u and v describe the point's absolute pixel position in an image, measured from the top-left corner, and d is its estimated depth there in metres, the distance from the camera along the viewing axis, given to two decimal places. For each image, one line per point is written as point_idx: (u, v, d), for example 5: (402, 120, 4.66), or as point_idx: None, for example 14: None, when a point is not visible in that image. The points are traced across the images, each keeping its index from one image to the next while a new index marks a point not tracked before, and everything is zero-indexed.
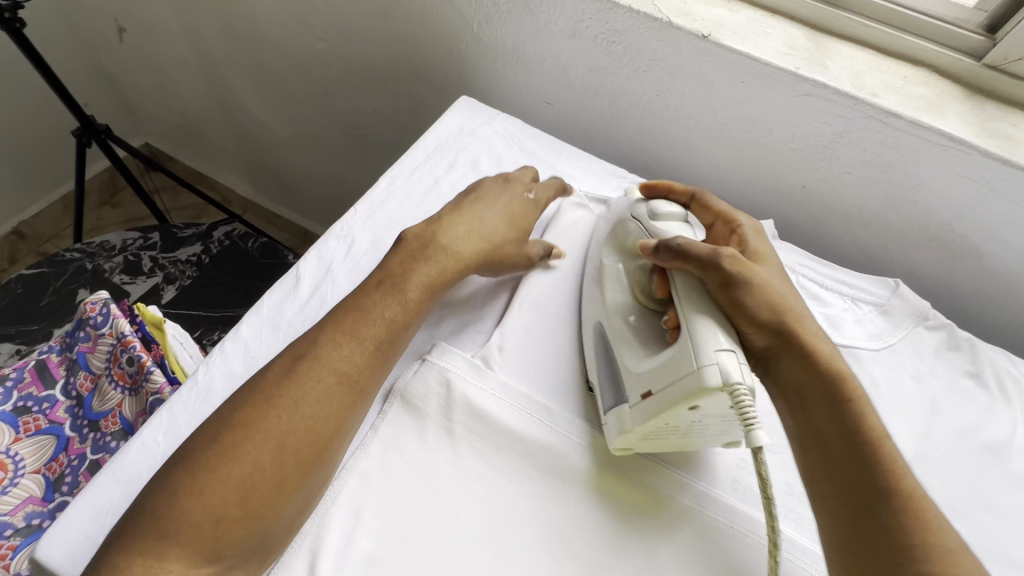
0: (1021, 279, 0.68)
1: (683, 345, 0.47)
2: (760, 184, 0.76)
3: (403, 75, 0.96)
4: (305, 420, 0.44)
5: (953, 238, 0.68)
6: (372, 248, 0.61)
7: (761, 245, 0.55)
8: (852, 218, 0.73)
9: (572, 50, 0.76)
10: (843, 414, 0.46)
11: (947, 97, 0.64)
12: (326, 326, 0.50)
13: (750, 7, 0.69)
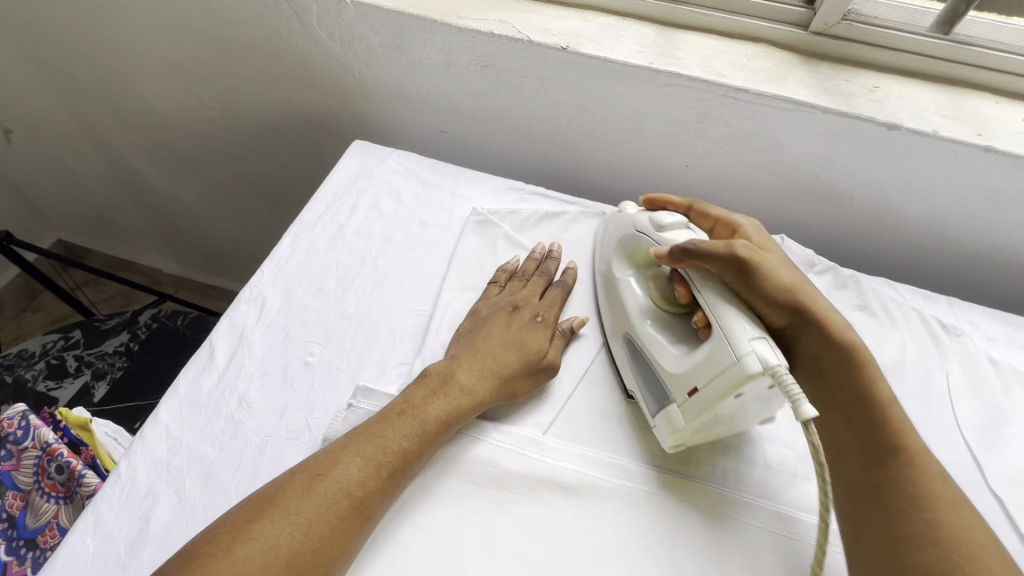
0: (888, 214, 0.75)
1: (717, 338, 0.49)
2: (651, 171, 0.81)
3: (303, 129, 0.98)
4: (309, 543, 0.42)
5: (824, 189, 0.75)
6: (284, 306, 0.62)
7: (764, 240, 0.59)
8: (736, 187, 0.79)
9: (452, 81, 0.79)
10: (870, 412, 0.49)
11: (785, 66, 0.70)
12: (342, 444, 0.48)
13: (602, 14, 0.75)
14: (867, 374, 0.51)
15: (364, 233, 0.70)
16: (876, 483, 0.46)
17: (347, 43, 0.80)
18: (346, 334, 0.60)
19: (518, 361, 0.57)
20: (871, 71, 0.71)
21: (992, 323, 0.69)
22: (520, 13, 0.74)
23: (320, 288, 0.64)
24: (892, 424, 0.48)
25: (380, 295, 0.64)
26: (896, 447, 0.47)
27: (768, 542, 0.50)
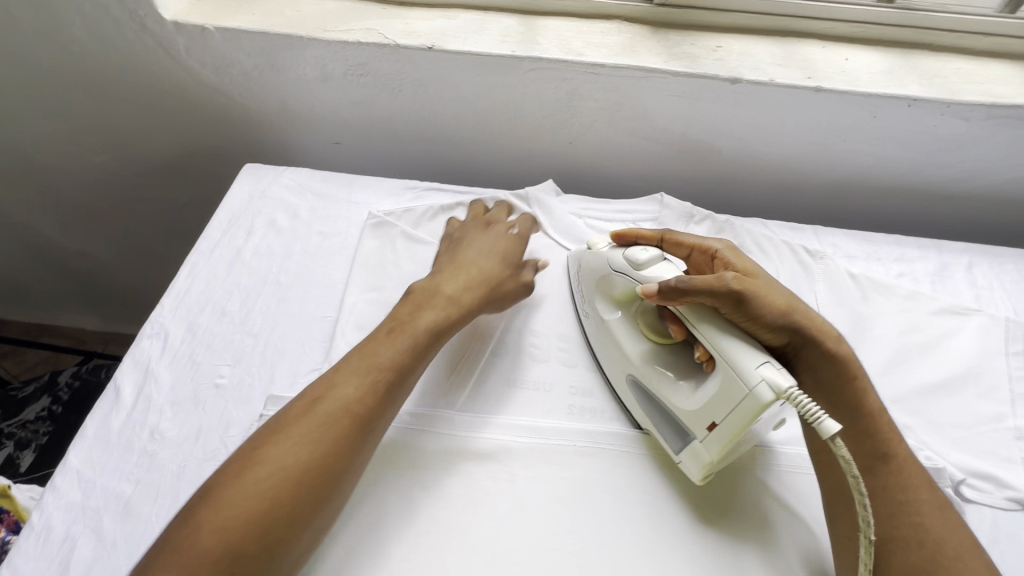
0: (749, 158, 0.83)
1: (725, 372, 0.50)
2: (538, 151, 0.86)
3: (200, 160, 0.97)
4: (320, 456, 0.46)
5: (693, 144, 0.82)
6: (189, 335, 0.63)
7: (746, 263, 0.58)
8: (616, 154, 0.85)
9: (334, 93, 0.81)
10: (863, 418, 0.53)
11: (636, 38, 0.76)
12: (340, 369, 0.52)
13: (466, 11, 0.79)
14: (861, 388, 0.54)
15: (261, 251, 0.70)
16: (837, 511, 0.51)
17: (222, 70, 0.81)
18: (254, 351, 0.61)
19: (493, 266, 0.65)
20: (717, 32, 0.77)
21: (847, 242, 0.78)
22: (384, 20, 0.76)
23: (224, 310, 0.65)
24: (882, 432, 0.53)
25: (285, 308, 0.65)
26: (885, 454, 0.52)
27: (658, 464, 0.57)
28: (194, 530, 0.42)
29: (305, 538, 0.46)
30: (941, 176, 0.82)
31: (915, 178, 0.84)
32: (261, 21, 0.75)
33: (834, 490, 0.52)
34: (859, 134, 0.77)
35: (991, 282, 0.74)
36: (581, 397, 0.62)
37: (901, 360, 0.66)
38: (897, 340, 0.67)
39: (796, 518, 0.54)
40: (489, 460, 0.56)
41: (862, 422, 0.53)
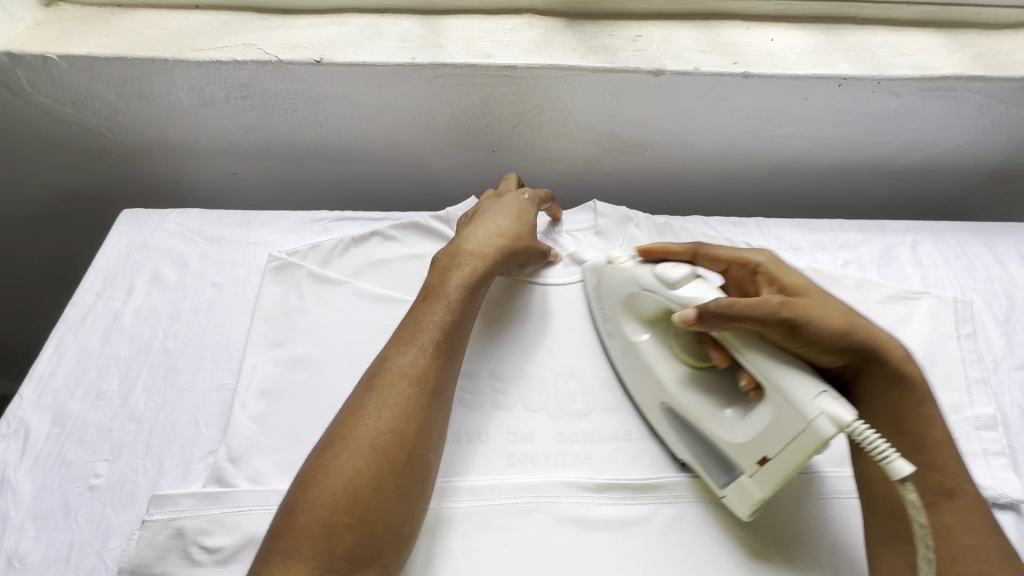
0: (797, 191, 0.92)
1: (778, 400, 0.48)
2: (620, 162, 0.85)
3: (266, 178, 0.87)
4: (389, 423, 0.48)
5: (756, 158, 0.85)
6: (275, 369, 0.61)
7: (795, 277, 0.55)
8: (692, 156, 0.84)
9: (430, 119, 0.77)
10: (924, 453, 0.50)
11: (723, 39, 0.75)
12: (389, 345, 0.54)
13: (558, 20, 0.76)
14: (924, 415, 0.51)
15: (348, 281, 0.68)
16: (932, 526, 0.47)
17: (318, 102, 0.75)
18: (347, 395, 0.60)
19: (511, 226, 0.66)
20: (772, 24, 0.77)
21: (893, 267, 0.77)
22: (484, 32, 0.74)
23: (316, 348, 0.63)
24: (944, 467, 0.49)
25: (377, 343, 0.64)
26: (951, 491, 0.48)
27: (746, 514, 0.54)
28: (312, 490, 0.45)
29: (431, 451, 0.50)
30: (962, 226, 0.83)
31: (942, 168, 0.88)
32: (362, 38, 0.72)
33: (926, 503, 0.48)
34: (908, 123, 0.79)
35: (936, 261, 0.78)
36: None
37: (957, 394, 0.64)
38: (965, 374, 0.66)
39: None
40: (577, 503, 0.54)
41: (925, 454, 0.50)
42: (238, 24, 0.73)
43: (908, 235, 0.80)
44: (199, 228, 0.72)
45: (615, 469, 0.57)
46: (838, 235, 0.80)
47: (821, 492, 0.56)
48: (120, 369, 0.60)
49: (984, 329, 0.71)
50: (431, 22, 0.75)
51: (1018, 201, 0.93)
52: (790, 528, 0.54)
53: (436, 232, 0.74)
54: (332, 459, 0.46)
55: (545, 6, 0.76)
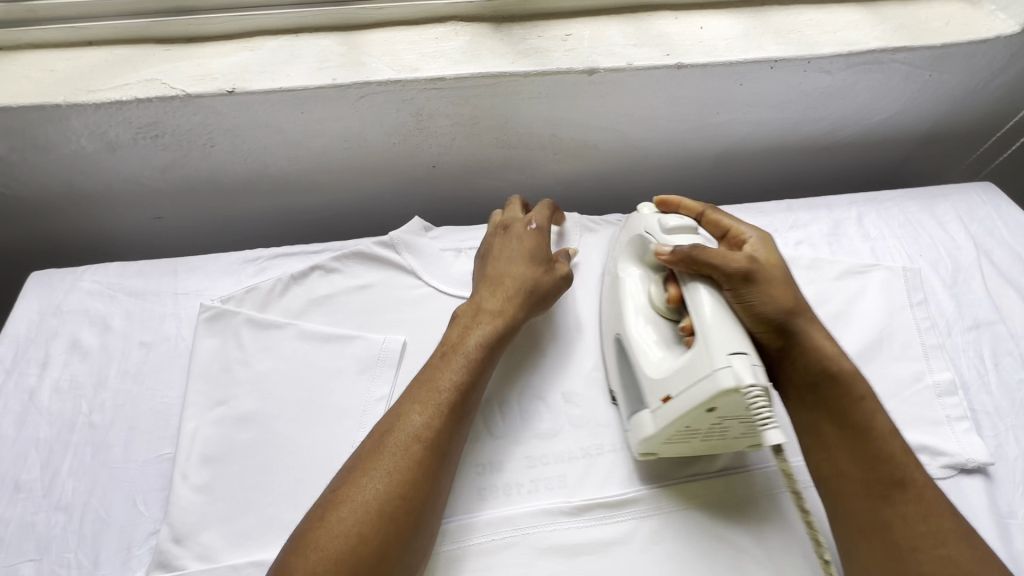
0: (743, 173, 0.92)
1: (699, 345, 0.48)
2: (565, 164, 0.83)
3: (194, 218, 0.81)
4: (396, 487, 0.46)
5: (700, 146, 0.85)
6: (217, 429, 0.56)
7: (773, 254, 0.56)
8: (637, 151, 0.83)
9: (362, 140, 0.73)
10: (871, 444, 0.48)
11: (654, 31, 0.74)
12: (401, 400, 0.52)
13: (484, 25, 0.73)
14: (867, 406, 0.50)
15: (291, 323, 0.63)
16: (887, 519, 0.45)
17: (237, 134, 0.70)
18: (299, 449, 0.55)
19: (527, 268, 0.61)
20: (700, 11, 0.77)
21: (843, 242, 0.77)
22: (407, 45, 0.70)
23: (262, 401, 0.58)
24: (892, 458, 0.47)
25: (327, 388, 0.59)
26: (901, 482, 0.46)
27: (727, 516, 0.53)
28: (309, 554, 0.43)
29: (435, 517, 0.49)
30: (902, 193, 0.85)
31: (878, 138, 0.90)
32: (277, 61, 0.68)
33: (878, 495, 0.46)
34: (841, 98, 0.80)
35: (882, 232, 0.79)
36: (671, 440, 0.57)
37: (917, 362, 0.65)
38: (922, 342, 0.67)
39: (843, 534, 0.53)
40: (555, 532, 0.52)
41: (870, 444, 0.48)
42: (137, 58, 0.68)
43: (854, 208, 0.81)
44: (120, 284, 0.66)
45: (591, 489, 0.54)
46: (788, 216, 0.80)
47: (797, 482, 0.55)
48: (40, 453, 0.54)
49: (934, 294, 0.72)
50: (351, 38, 0.71)
51: (950, 162, 0.96)
52: (773, 525, 0.53)
53: (380, 258, 0.70)
54: (333, 522, 0.44)
55: (469, 11, 0.73)
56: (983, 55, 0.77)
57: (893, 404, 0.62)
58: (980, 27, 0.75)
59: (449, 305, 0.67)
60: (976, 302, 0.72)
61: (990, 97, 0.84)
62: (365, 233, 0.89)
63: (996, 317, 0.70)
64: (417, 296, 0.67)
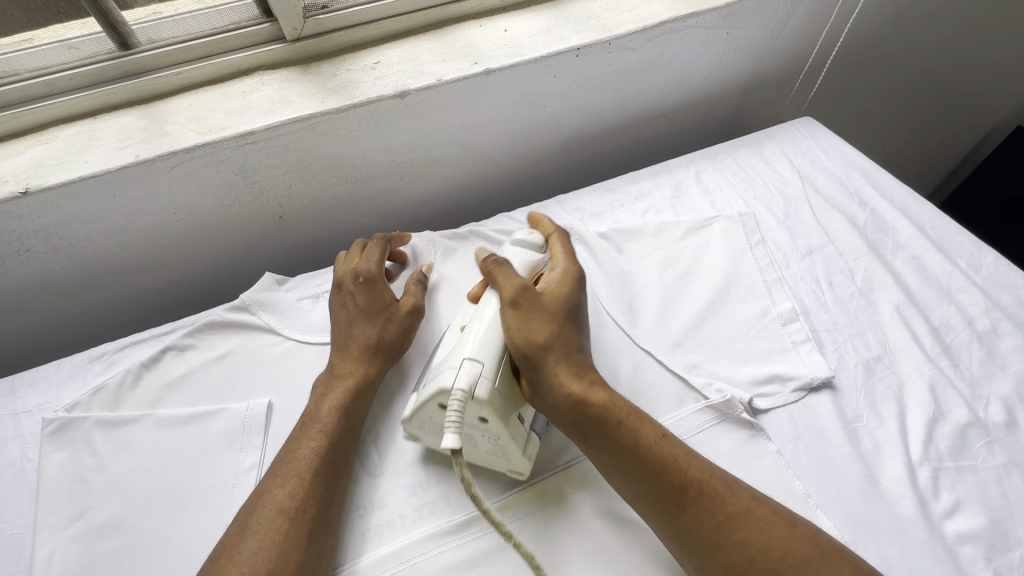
0: (593, 155, 0.96)
1: (455, 347, 0.54)
2: (415, 185, 0.84)
3: (34, 326, 0.76)
4: (262, 567, 0.45)
5: (541, 140, 0.88)
6: (75, 547, 0.53)
7: (567, 290, 0.58)
8: (481, 158, 0.85)
9: (192, 208, 0.71)
10: (644, 460, 0.48)
11: (461, 42, 0.76)
12: (264, 480, 0.52)
13: (292, 69, 0.73)
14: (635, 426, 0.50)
15: (147, 413, 0.61)
16: (687, 526, 0.46)
17: (51, 233, 0.66)
18: (169, 543, 0.53)
19: (368, 327, 0.61)
20: (503, 15, 0.79)
21: (685, 202, 0.82)
22: (214, 104, 0.69)
23: (123, 504, 0.55)
24: (676, 463, 0.48)
25: (194, 472, 0.57)
26: (682, 485, 0.47)
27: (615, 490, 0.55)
28: None
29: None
30: (733, 143, 0.91)
31: (705, 97, 0.95)
32: (75, 150, 0.65)
33: (670, 507, 0.47)
34: (655, 69, 0.85)
35: (719, 183, 0.84)
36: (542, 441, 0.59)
37: (761, 299, 0.70)
38: (763, 279, 0.72)
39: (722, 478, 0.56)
40: (444, 553, 0.52)
41: (644, 461, 0.48)
42: None
43: (691, 167, 0.86)
44: None
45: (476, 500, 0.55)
46: (633, 187, 0.84)
47: None
48: None
49: (771, 232, 0.78)
50: (153, 110, 0.69)
51: (777, 104, 1.04)
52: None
53: (235, 323, 0.68)
54: None
55: (273, 59, 0.73)
56: (767, 6, 0.83)
57: (744, 343, 0.67)
58: None
59: (315, 353, 0.66)
60: (807, 230, 0.78)
61: (790, 41, 0.92)
62: (234, 296, 0.87)
63: (825, 241, 0.76)
64: (280, 353, 0.66)
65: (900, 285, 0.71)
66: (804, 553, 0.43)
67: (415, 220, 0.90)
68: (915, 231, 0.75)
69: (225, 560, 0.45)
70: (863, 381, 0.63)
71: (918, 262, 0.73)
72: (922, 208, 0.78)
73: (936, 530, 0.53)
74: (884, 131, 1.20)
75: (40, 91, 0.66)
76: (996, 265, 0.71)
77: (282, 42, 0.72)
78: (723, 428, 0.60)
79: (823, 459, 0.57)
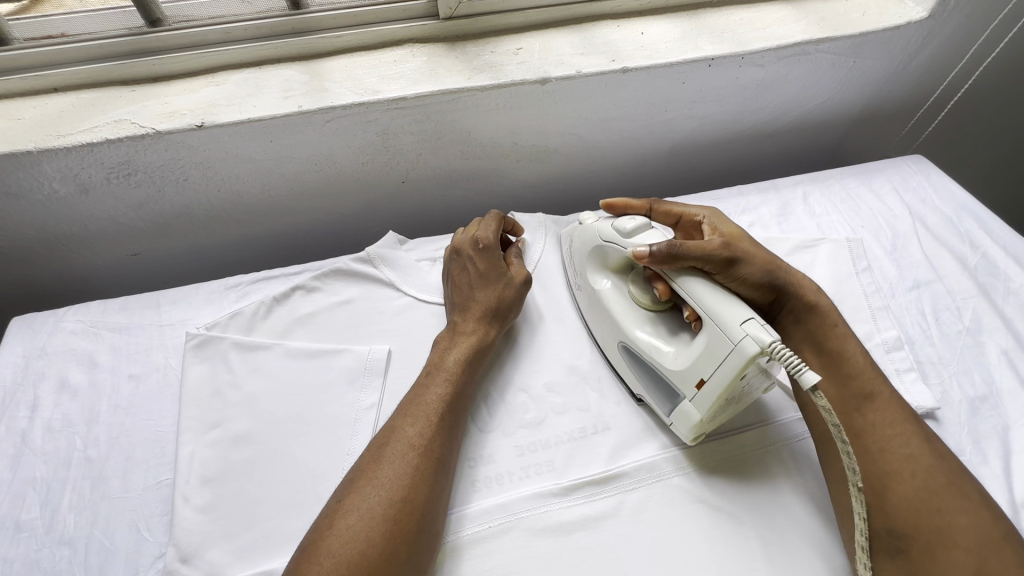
0: (695, 165, 0.98)
1: (711, 329, 0.53)
2: (528, 169, 0.87)
3: (170, 250, 0.82)
4: (399, 493, 0.49)
5: (653, 143, 0.90)
6: (213, 450, 0.58)
7: (730, 227, 0.65)
8: (594, 152, 0.88)
9: (332, 162, 0.76)
10: (842, 367, 0.57)
11: (599, 39, 0.79)
12: (393, 416, 0.55)
13: (439, 45, 0.77)
14: (841, 334, 0.59)
15: (278, 342, 0.65)
16: (861, 428, 0.53)
17: (209, 166, 0.71)
18: (297, 462, 0.58)
19: (487, 291, 0.65)
20: (640, 18, 0.82)
21: (791, 221, 0.83)
22: (368, 69, 0.73)
23: (255, 420, 0.60)
24: (857, 376, 0.56)
25: (318, 402, 0.62)
26: (870, 394, 0.54)
27: (721, 479, 0.57)
28: (322, 560, 0.45)
29: (442, 517, 0.51)
30: (842, 171, 0.91)
31: (816, 122, 0.96)
32: (243, 94, 0.70)
33: (853, 408, 0.54)
34: (777, 88, 0.86)
35: (826, 207, 0.85)
36: (650, 430, 0.61)
37: (866, 324, 0.71)
38: (869, 305, 0.73)
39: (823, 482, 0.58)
40: (550, 512, 0.55)
41: (844, 365, 0.57)
42: (104, 100, 0.69)
43: (799, 189, 0.87)
44: (103, 322, 0.67)
45: (581, 468, 0.58)
46: (739, 200, 0.86)
47: (772, 443, 0.60)
48: (38, 492, 0.55)
49: (877, 261, 0.79)
50: (312, 67, 0.74)
51: (884, 138, 1.04)
52: (763, 480, 0.57)
53: (358, 272, 0.72)
54: (341, 528, 0.46)
55: (422, 34, 0.77)
56: (899, 40, 0.84)
57: None
58: (894, 14, 0.83)
59: (430, 312, 0.70)
60: (914, 264, 0.78)
61: (912, 77, 0.92)
62: (341, 250, 0.92)
63: (932, 277, 0.77)
64: (399, 307, 0.70)
65: (1011, 330, 0.70)
66: (966, 487, 0.49)
67: (517, 203, 0.93)
68: None
69: (362, 483, 0.49)
70: (967, 417, 0.63)
71: None
72: None
73: None
74: (987, 182, 1.18)
75: (216, 37, 0.72)
76: None
77: (434, 19, 0.77)
78: None
79: None
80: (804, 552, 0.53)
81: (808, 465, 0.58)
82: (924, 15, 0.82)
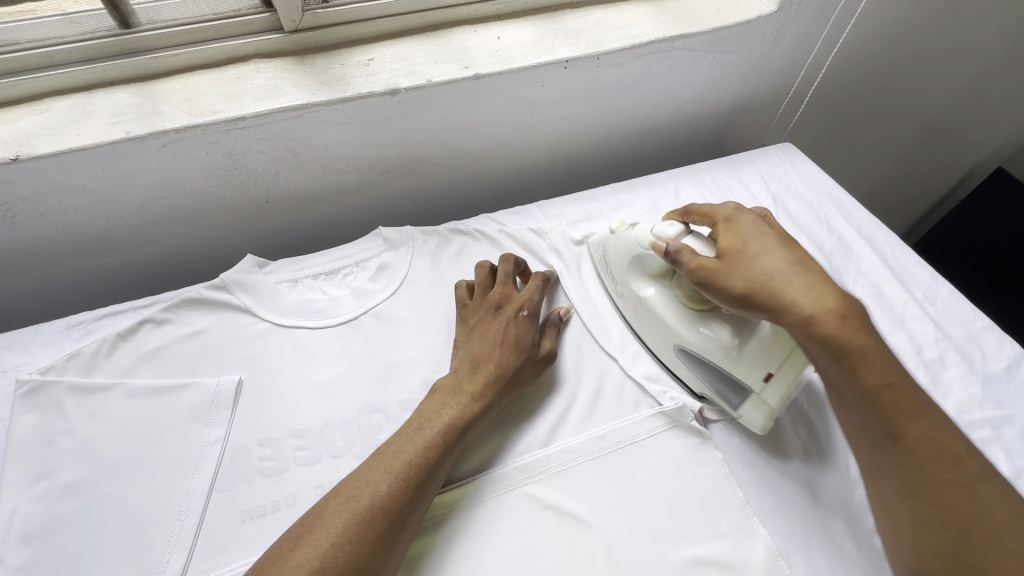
0: (578, 164, 0.99)
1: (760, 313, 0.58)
2: (401, 179, 0.86)
3: (18, 289, 0.78)
4: (345, 553, 0.46)
5: (528, 147, 0.90)
6: (37, 504, 0.54)
7: (736, 233, 0.59)
8: (468, 158, 0.87)
9: (181, 187, 0.73)
10: (862, 397, 0.48)
11: (455, 46, 0.78)
12: (365, 466, 0.53)
13: (287, 59, 0.74)
14: (859, 357, 0.48)
15: (119, 382, 0.62)
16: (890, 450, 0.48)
17: (38, 200, 0.67)
18: (132, 507, 0.55)
19: (508, 353, 0.63)
20: (499, 23, 0.82)
21: (661, 215, 0.84)
22: (208, 88, 0.70)
23: (87, 469, 0.57)
24: (884, 417, 0.48)
25: (160, 442, 0.59)
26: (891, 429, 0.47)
27: (567, 487, 0.58)
28: None
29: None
30: (713, 162, 0.94)
31: (691, 116, 0.98)
32: (67, 121, 0.66)
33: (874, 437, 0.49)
34: (643, 85, 0.87)
35: (696, 200, 0.87)
36: (502, 440, 0.62)
37: None
38: None
39: (667, 479, 0.59)
40: None
41: (867, 391, 0.48)
42: None
43: (671, 184, 0.89)
44: None
45: None
46: (612, 198, 0.87)
47: (618, 442, 0.61)
48: None
49: None
50: (148, 89, 0.70)
51: (761, 127, 1.07)
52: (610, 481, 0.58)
53: (211, 300, 0.69)
54: None
55: (269, 48, 0.75)
56: (754, 33, 0.86)
57: None
58: (747, 9, 0.85)
59: (287, 337, 0.68)
60: None
61: (774, 68, 0.95)
62: (216, 273, 0.89)
63: None
64: (255, 334, 0.68)
65: None
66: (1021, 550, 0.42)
67: (399, 214, 0.92)
68: (877, 261, 0.78)
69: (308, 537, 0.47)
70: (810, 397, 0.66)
71: (878, 290, 0.76)
72: (888, 241, 0.81)
73: (865, 543, 0.56)
74: None
75: (38, 62, 0.68)
76: (950, 300, 0.75)
77: (279, 33, 0.74)
78: (673, 434, 0.62)
79: (766, 469, 0.60)
80: (645, 549, 0.54)
81: (653, 462, 0.59)
82: (774, 9, 0.84)
